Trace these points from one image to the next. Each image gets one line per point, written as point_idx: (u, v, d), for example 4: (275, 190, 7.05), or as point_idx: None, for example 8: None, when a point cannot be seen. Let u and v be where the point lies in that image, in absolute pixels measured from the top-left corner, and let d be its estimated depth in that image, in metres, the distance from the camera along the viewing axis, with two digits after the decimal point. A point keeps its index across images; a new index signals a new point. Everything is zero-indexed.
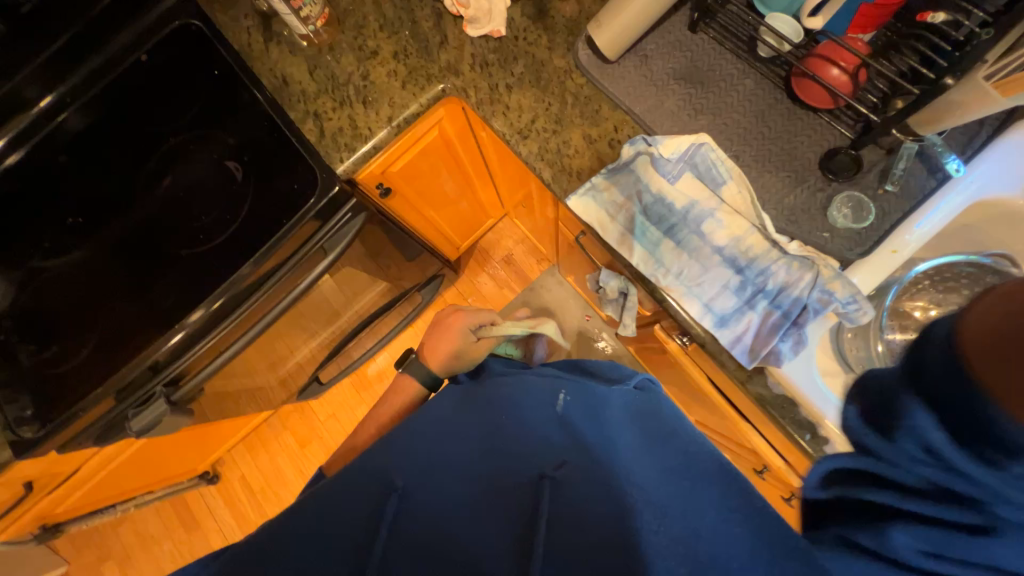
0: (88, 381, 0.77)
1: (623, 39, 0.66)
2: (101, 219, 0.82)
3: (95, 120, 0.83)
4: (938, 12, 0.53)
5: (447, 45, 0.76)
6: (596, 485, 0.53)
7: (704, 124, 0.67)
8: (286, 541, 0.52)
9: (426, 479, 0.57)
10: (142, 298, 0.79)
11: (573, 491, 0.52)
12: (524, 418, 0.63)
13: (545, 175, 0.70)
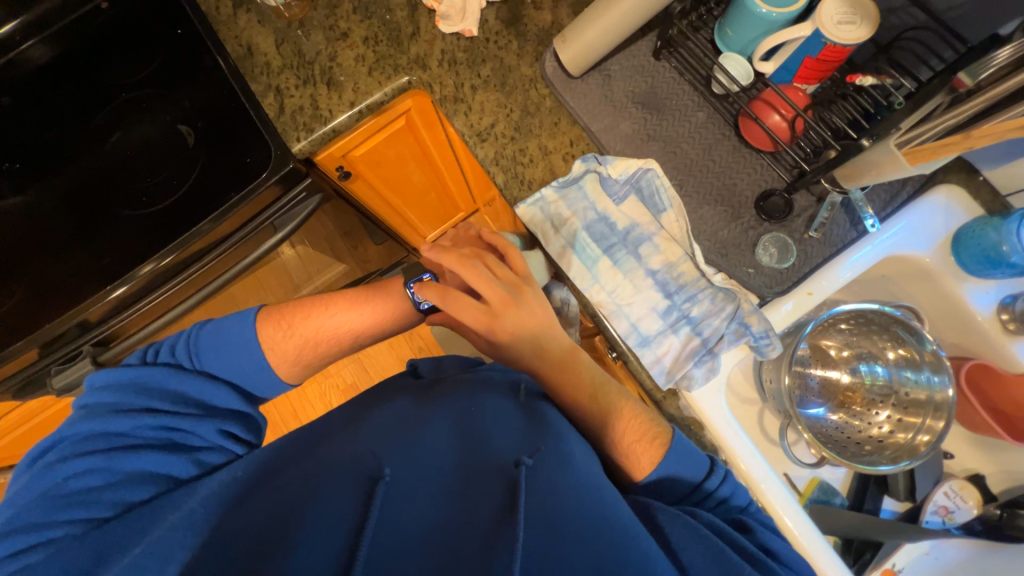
0: (11, 332, 0.74)
1: (586, 57, 0.68)
2: (40, 169, 0.79)
3: (59, 57, 0.80)
4: (867, 77, 0.56)
5: (418, 37, 0.76)
6: (576, 475, 0.48)
7: (654, 150, 0.69)
8: (202, 510, 0.49)
9: (398, 456, 0.49)
10: (76, 253, 0.76)
11: (556, 480, 0.47)
12: (497, 406, 0.57)
13: (498, 180, 0.71)
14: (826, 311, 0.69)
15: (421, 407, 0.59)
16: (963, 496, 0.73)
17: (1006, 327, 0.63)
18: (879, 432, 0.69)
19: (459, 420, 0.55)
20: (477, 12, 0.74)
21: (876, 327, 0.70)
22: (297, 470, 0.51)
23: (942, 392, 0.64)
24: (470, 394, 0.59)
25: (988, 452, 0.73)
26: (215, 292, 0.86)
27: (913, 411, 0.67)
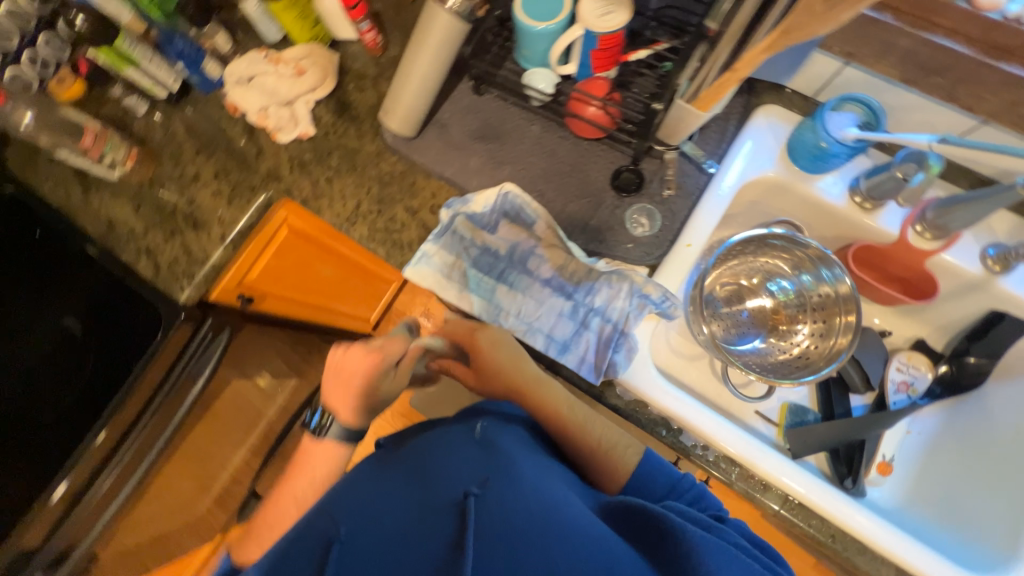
0: None
1: (412, 117, 0.72)
2: None
3: None
4: (637, 51, 0.65)
5: (263, 155, 0.79)
6: (525, 488, 0.48)
7: (507, 173, 0.73)
8: None
9: (354, 514, 0.48)
10: (10, 479, 0.76)
11: (502, 501, 0.46)
12: (454, 443, 0.54)
13: (380, 253, 0.74)
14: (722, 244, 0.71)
15: (380, 462, 0.57)
16: (915, 365, 0.75)
17: (864, 206, 0.67)
18: (808, 341, 0.72)
19: (409, 471, 0.53)
20: (307, 114, 0.78)
21: (774, 249, 0.73)
22: (242, 573, 0.48)
23: (842, 283, 0.67)
24: (426, 440, 0.56)
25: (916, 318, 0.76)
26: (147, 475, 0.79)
27: (827, 312, 0.70)
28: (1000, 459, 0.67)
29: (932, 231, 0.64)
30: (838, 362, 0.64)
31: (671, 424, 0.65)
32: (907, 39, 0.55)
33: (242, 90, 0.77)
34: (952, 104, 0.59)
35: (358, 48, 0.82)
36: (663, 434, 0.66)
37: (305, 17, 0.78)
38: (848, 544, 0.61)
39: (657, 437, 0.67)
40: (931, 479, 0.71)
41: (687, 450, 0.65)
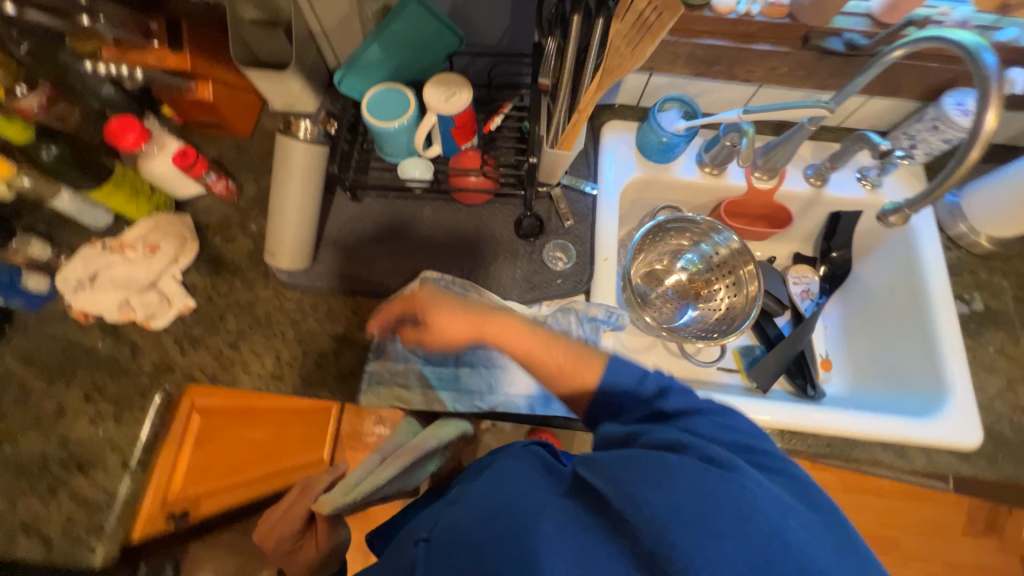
0: None
1: (301, 249, 0.68)
2: None
3: None
4: (495, 118, 0.70)
5: (140, 350, 0.68)
6: (486, 488, 0.42)
7: (420, 262, 0.73)
8: None
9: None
10: None
11: (454, 513, 0.42)
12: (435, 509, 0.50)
13: (324, 394, 0.67)
14: (630, 240, 0.80)
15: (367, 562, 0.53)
16: (805, 275, 0.88)
17: (714, 172, 0.79)
18: (726, 295, 0.81)
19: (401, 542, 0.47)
20: (179, 289, 0.69)
21: (668, 231, 0.82)
22: None
23: (733, 241, 0.78)
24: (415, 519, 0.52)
25: (787, 240, 0.91)
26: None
27: (727, 270, 0.81)
28: (885, 313, 0.80)
29: (767, 173, 0.78)
30: (757, 303, 0.75)
31: None
32: (689, 45, 0.69)
33: (90, 293, 0.65)
34: (732, 81, 0.75)
35: (209, 200, 0.76)
36: None
37: (138, 192, 0.69)
38: (844, 443, 0.67)
39: None
40: (858, 355, 0.84)
41: None
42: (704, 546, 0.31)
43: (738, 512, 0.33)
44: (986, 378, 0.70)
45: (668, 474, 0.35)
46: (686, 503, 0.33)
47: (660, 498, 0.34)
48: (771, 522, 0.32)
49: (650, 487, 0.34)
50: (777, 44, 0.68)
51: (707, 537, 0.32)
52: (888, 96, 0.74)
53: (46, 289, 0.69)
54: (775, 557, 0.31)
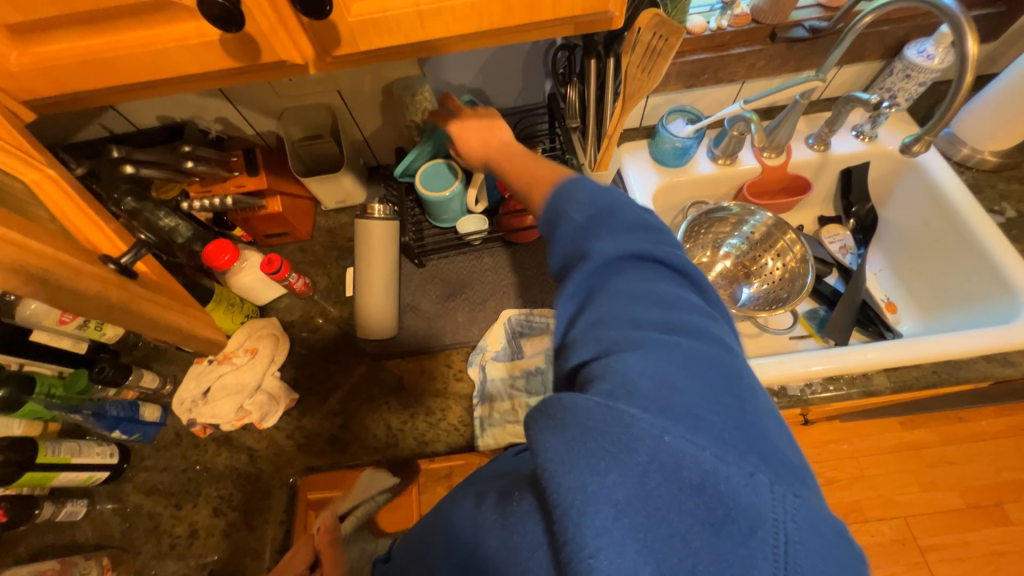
0: None
1: (388, 319, 0.73)
2: None
3: None
4: None
5: (257, 452, 0.71)
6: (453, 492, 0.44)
7: (494, 304, 0.78)
8: None
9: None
10: None
11: (426, 526, 0.45)
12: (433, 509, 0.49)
13: (440, 449, 0.69)
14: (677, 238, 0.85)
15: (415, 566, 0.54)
16: (836, 233, 0.95)
17: (727, 162, 0.87)
18: (778, 265, 0.86)
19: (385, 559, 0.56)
20: (281, 385, 0.73)
21: (703, 227, 0.88)
22: None
23: (765, 218, 0.85)
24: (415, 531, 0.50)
25: (807, 206, 0.98)
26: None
27: (771, 244, 0.86)
28: (930, 244, 0.84)
29: (774, 151, 0.86)
30: (812, 264, 0.80)
31: (775, 389, 0.68)
32: (676, 65, 0.80)
33: (208, 407, 0.68)
34: (721, 83, 0.85)
35: (288, 300, 0.83)
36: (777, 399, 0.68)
37: (231, 306, 0.75)
38: (948, 366, 0.68)
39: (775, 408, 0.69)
40: (917, 290, 0.87)
41: (802, 397, 0.68)
42: (587, 486, 0.29)
43: (616, 443, 0.29)
44: None
45: (559, 414, 0.31)
46: (563, 453, 0.30)
47: (547, 445, 0.31)
48: (645, 438, 0.29)
49: (541, 434, 0.32)
50: (750, 44, 0.80)
51: (587, 475, 0.29)
52: (855, 62, 0.84)
53: (158, 417, 0.73)
54: (653, 475, 0.28)
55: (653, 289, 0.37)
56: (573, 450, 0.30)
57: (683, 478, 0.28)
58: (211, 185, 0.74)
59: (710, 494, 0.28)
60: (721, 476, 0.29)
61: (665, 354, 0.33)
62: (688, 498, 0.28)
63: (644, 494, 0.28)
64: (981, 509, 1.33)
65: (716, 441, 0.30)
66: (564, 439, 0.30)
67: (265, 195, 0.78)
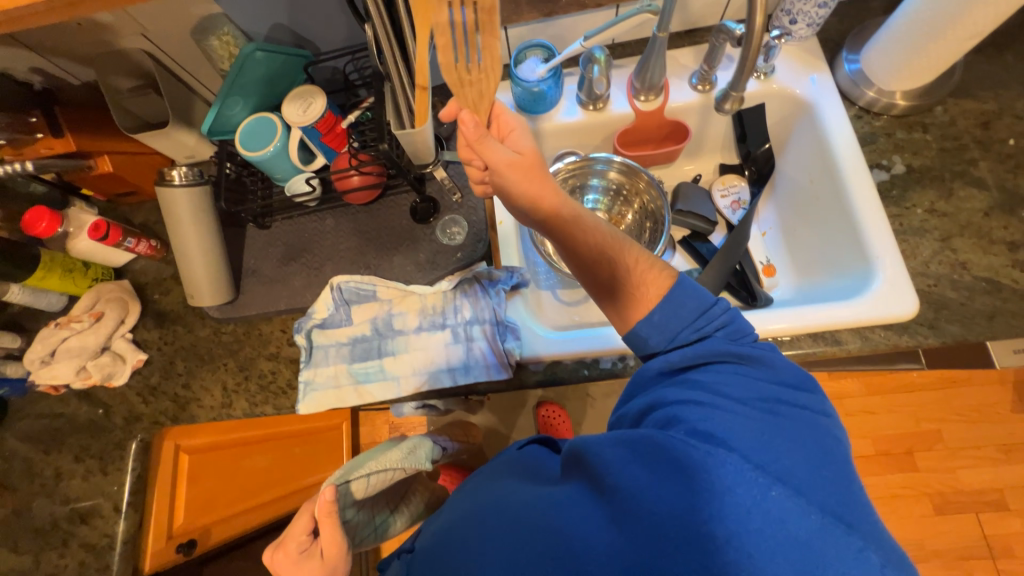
0: None
1: (217, 286, 0.73)
2: None
3: None
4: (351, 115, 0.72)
5: (111, 408, 0.76)
6: (501, 488, 0.51)
7: (331, 269, 0.76)
8: None
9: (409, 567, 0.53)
10: None
11: (451, 519, 0.52)
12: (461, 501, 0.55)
13: (270, 411, 0.72)
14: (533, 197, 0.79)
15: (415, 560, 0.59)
16: (731, 185, 0.86)
17: (597, 107, 0.77)
18: (640, 216, 0.83)
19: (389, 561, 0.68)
20: (129, 346, 0.77)
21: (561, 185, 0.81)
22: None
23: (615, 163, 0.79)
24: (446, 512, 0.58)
25: (703, 153, 0.88)
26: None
27: (634, 191, 0.82)
28: (813, 200, 0.76)
29: (651, 93, 0.75)
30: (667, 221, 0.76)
31: (588, 360, 0.67)
32: None
33: (49, 368, 0.72)
34: (589, 9, 0.73)
35: (143, 262, 0.83)
36: (588, 374, 0.67)
37: (70, 270, 0.76)
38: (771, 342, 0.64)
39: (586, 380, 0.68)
40: (798, 251, 0.80)
41: (613, 370, 0.67)
42: (691, 518, 0.37)
43: (721, 484, 0.38)
44: (917, 243, 0.65)
45: (654, 454, 0.41)
46: (659, 486, 0.39)
47: (639, 476, 0.41)
48: (757, 496, 0.37)
49: (631, 467, 0.41)
50: None
51: (692, 508, 0.37)
52: None
53: (23, 374, 0.77)
54: (764, 527, 0.36)
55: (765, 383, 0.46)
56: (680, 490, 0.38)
57: (796, 536, 0.35)
58: (21, 149, 0.70)
59: (822, 554, 0.35)
60: (826, 540, 0.36)
61: (782, 436, 0.41)
62: (794, 551, 0.35)
63: (743, 532, 0.36)
64: (888, 457, 1.35)
65: (820, 511, 0.37)
66: (681, 473, 0.39)
67: (90, 155, 0.74)
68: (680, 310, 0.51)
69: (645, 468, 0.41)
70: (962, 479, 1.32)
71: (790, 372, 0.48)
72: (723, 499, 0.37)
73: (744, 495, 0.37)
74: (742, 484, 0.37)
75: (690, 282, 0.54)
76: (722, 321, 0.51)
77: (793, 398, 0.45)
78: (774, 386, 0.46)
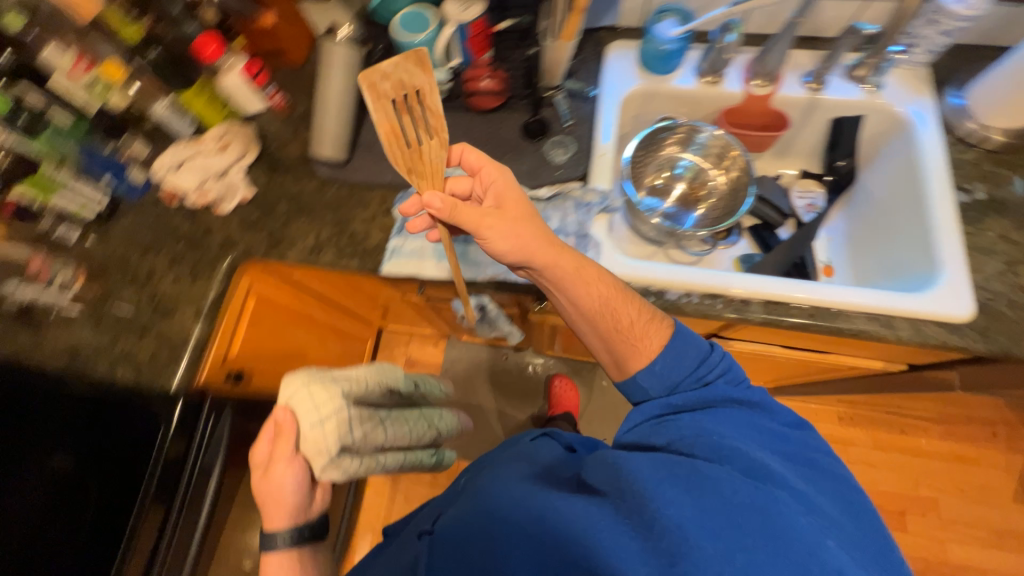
0: None
1: (339, 142, 0.82)
2: None
3: None
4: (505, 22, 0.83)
5: (211, 229, 0.83)
6: (516, 495, 0.53)
7: (438, 159, 0.83)
8: None
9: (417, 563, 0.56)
10: None
11: (466, 520, 0.54)
12: (460, 507, 0.58)
13: (354, 265, 0.79)
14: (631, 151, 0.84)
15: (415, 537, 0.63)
16: (809, 189, 0.92)
17: (712, 81, 0.84)
18: (723, 180, 0.88)
19: (394, 528, 0.78)
20: (243, 179, 0.85)
21: (655, 145, 0.88)
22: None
23: (716, 136, 0.85)
24: (445, 515, 0.61)
25: (791, 155, 0.94)
26: (203, 549, 0.81)
27: (720, 158, 0.87)
28: (886, 214, 0.81)
29: (765, 80, 0.82)
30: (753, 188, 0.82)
31: (655, 288, 0.73)
32: None
33: (176, 175, 0.82)
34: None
35: (269, 116, 0.92)
36: (653, 300, 0.72)
37: (212, 101, 0.85)
38: (828, 316, 0.70)
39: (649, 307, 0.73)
40: (860, 260, 0.85)
41: (677, 304, 0.72)
42: (739, 546, 0.44)
43: (760, 512, 0.45)
44: (984, 261, 0.69)
45: (689, 481, 0.48)
46: (701, 513, 0.46)
47: (674, 495, 0.47)
48: (795, 527, 0.45)
49: (669, 490, 0.47)
50: None
51: (736, 537, 0.44)
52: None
53: (144, 180, 0.86)
54: (804, 558, 0.43)
55: (770, 429, 0.57)
56: (722, 517, 0.45)
57: (832, 565, 0.43)
58: None
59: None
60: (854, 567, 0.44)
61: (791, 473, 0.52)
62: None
63: (779, 558, 0.43)
64: (881, 511, 1.36)
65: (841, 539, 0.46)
66: (722, 503, 0.46)
67: (263, 5, 0.84)
68: (681, 359, 0.62)
69: (684, 493, 0.47)
70: (950, 553, 1.32)
71: (785, 414, 0.61)
72: (763, 527, 0.45)
73: (781, 526, 0.45)
74: (779, 516, 0.45)
75: (687, 334, 0.64)
76: (722, 369, 0.62)
77: (799, 443, 0.57)
78: (774, 426, 0.58)
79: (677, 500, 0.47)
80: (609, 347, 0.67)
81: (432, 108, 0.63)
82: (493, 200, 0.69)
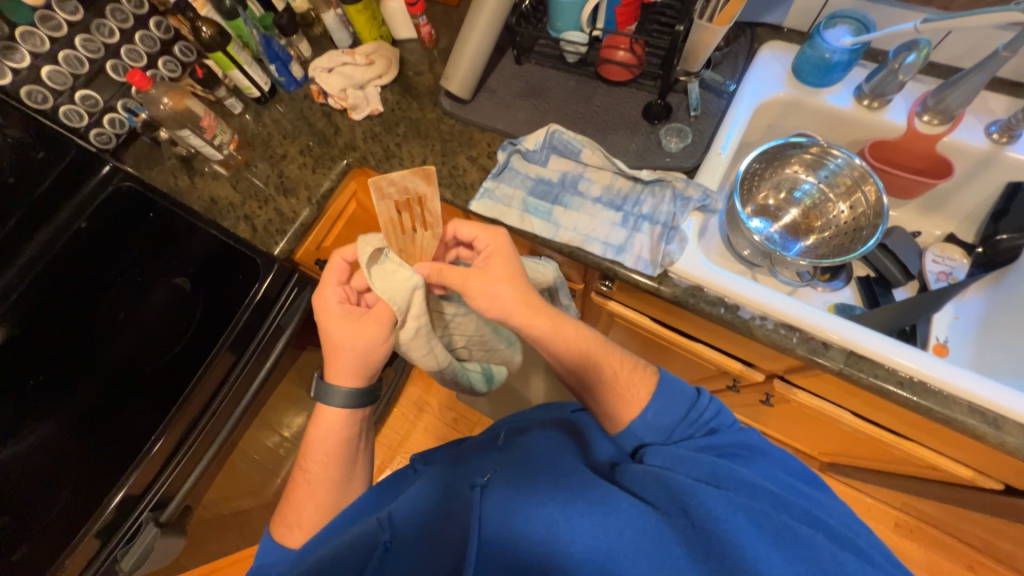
0: (78, 516, 0.75)
1: (468, 81, 0.86)
2: (65, 375, 0.82)
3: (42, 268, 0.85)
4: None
5: (340, 131, 0.94)
6: (538, 488, 0.53)
7: (551, 119, 0.85)
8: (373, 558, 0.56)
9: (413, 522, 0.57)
10: (103, 436, 0.79)
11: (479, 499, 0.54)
12: (462, 486, 0.60)
13: (447, 195, 0.84)
14: (737, 174, 0.78)
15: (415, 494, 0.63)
16: (950, 256, 0.80)
17: (870, 106, 0.75)
18: (846, 215, 0.79)
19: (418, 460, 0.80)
20: (377, 95, 0.93)
21: (775, 162, 0.81)
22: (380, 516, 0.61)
23: (851, 164, 0.76)
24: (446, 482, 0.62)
25: (939, 213, 0.82)
26: (247, 412, 0.89)
27: (850, 191, 0.79)
28: None
29: (938, 117, 0.71)
30: (886, 223, 0.71)
31: (728, 302, 0.69)
32: None
33: (326, 77, 0.92)
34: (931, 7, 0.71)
35: (414, 45, 0.99)
36: (722, 312, 0.69)
37: (372, 19, 0.94)
38: (921, 390, 0.62)
39: (716, 318, 0.70)
40: (986, 352, 0.74)
41: (747, 324, 0.68)
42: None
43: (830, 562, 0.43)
44: None
45: (754, 514, 0.46)
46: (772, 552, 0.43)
47: (762, 546, 0.43)
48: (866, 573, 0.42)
49: (740, 524, 0.44)
50: None
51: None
52: None
53: (301, 77, 0.99)
54: None
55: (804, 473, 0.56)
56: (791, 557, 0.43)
57: None
58: None
59: None
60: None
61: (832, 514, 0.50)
62: None
63: None
64: None
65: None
66: (791, 542, 0.44)
67: None
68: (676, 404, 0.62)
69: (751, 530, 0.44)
70: None
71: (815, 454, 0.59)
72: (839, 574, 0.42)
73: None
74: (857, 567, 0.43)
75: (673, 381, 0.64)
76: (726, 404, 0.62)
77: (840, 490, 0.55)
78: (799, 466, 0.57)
79: (745, 536, 0.43)
80: (596, 392, 0.66)
81: (431, 209, 0.72)
82: (482, 261, 0.70)
